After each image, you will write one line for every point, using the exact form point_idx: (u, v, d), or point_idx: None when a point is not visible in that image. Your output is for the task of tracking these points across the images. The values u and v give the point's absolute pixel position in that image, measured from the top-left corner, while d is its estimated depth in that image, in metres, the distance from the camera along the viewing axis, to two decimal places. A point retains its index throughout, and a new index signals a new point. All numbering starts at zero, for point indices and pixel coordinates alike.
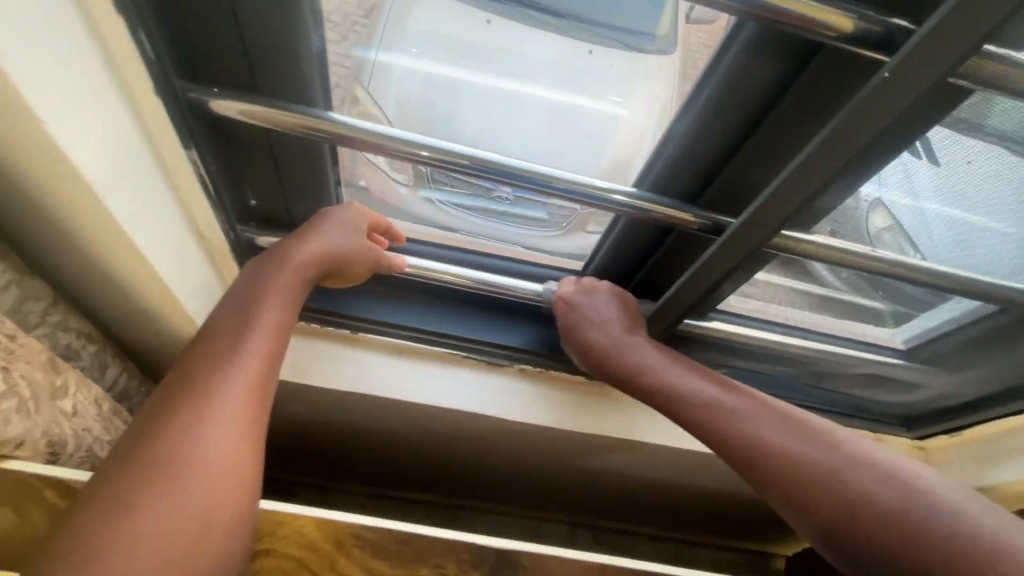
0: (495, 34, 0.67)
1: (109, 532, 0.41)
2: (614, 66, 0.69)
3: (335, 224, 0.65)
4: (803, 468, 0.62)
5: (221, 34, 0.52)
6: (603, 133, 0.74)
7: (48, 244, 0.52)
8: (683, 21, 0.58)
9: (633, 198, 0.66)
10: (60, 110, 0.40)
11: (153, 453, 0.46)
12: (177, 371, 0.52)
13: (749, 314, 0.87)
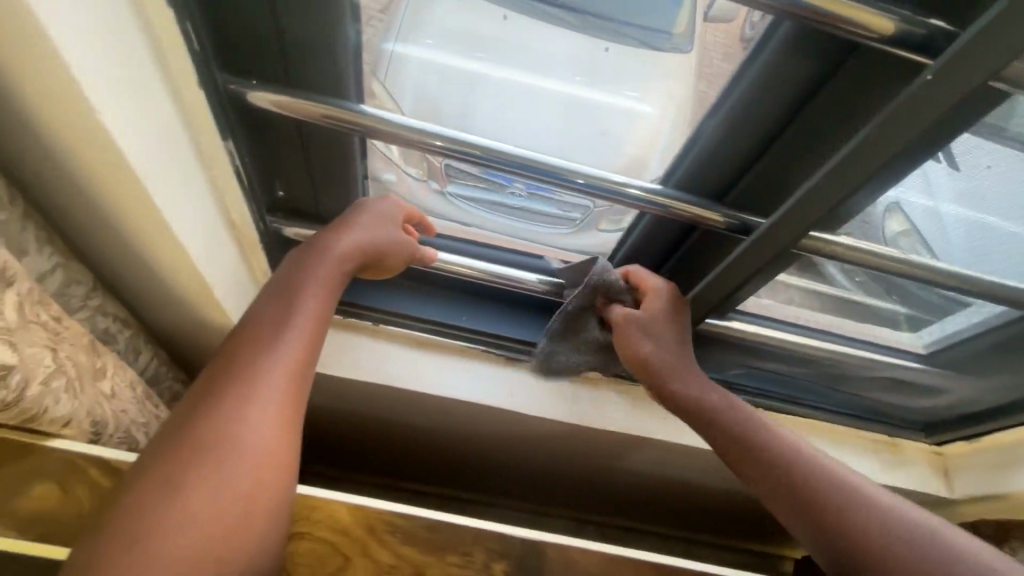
0: (511, 29, 0.66)
1: (156, 516, 0.43)
2: (630, 65, 0.68)
3: (371, 218, 0.66)
4: (818, 482, 0.61)
5: (262, 27, 0.53)
6: (620, 130, 0.73)
7: (92, 230, 0.53)
8: (700, 20, 0.56)
9: (648, 193, 0.66)
10: (113, 100, 0.41)
11: (197, 440, 0.47)
12: (218, 360, 0.53)
13: (770, 315, 0.87)
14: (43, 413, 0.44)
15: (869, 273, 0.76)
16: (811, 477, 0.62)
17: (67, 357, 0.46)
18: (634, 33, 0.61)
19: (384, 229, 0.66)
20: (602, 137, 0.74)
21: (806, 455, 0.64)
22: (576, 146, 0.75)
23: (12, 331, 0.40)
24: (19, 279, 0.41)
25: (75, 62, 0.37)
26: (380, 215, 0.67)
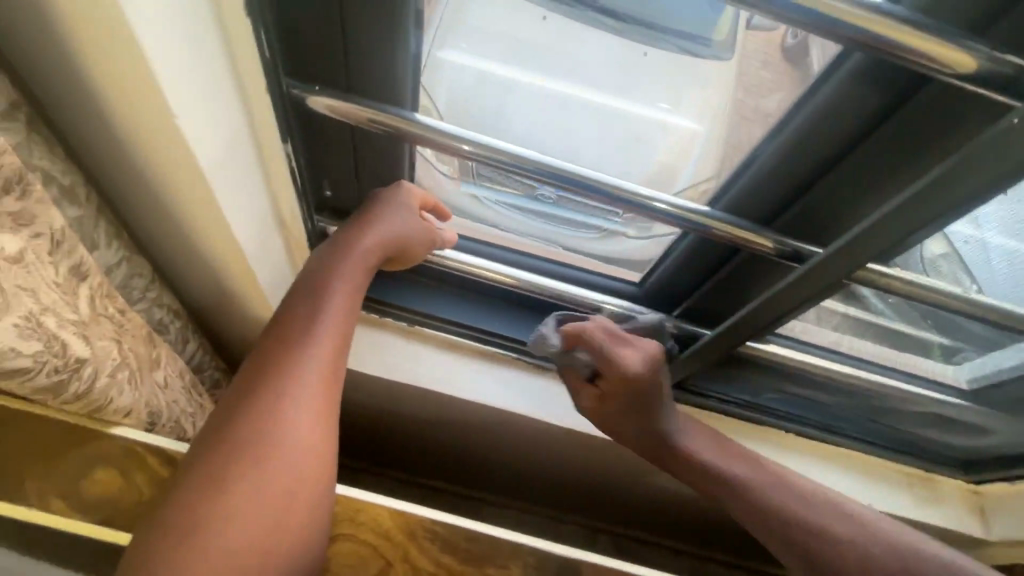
0: (550, 30, 0.69)
1: (201, 517, 0.44)
2: (666, 70, 0.72)
3: (393, 209, 0.64)
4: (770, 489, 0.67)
5: (328, 34, 0.53)
6: (652, 138, 0.79)
7: (157, 225, 0.55)
8: (743, 28, 0.61)
9: (676, 207, 0.66)
10: (193, 112, 0.42)
11: (237, 440, 0.47)
12: (251, 360, 0.53)
13: (809, 340, 0.86)
14: (108, 403, 0.45)
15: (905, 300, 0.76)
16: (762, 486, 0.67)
17: (130, 349, 0.47)
18: (675, 40, 0.65)
19: (405, 218, 0.64)
20: (636, 142, 0.80)
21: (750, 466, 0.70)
22: (612, 150, 0.80)
23: (86, 325, 0.40)
24: (93, 273, 0.42)
25: (160, 67, 0.37)
26: (396, 202, 0.64)
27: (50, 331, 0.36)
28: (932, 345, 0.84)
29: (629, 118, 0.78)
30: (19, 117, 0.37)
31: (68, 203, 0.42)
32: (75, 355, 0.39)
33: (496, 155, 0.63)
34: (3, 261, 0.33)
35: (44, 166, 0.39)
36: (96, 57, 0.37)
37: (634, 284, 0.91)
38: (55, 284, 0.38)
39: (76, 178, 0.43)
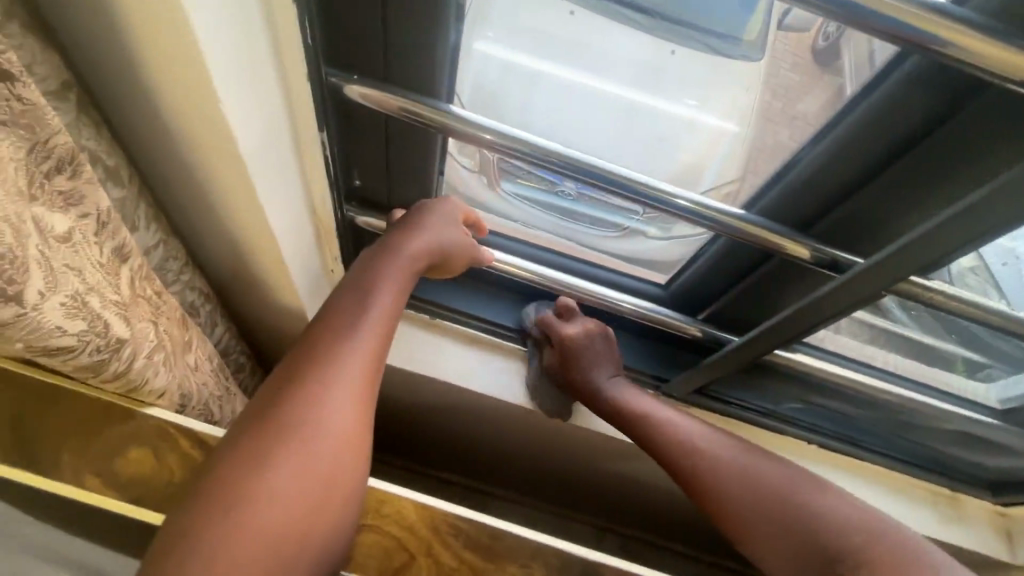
0: (578, 24, 0.68)
1: (243, 493, 0.45)
2: (693, 69, 0.71)
3: (439, 221, 0.69)
4: (731, 465, 0.71)
5: (369, 24, 0.53)
6: (675, 137, 0.77)
7: (193, 208, 0.55)
8: (774, 30, 0.60)
9: (696, 204, 0.65)
10: (237, 99, 0.42)
11: (280, 422, 0.48)
12: (297, 347, 0.54)
13: (837, 350, 0.84)
14: (144, 383, 0.46)
15: (932, 315, 0.75)
16: (725, 464, 0.72)
17: (165, 330, 0.48)
18: (705, 37, 0.63)
19: (448, 229, 0.69)
20: (660, 142, 0.78)
21: (718, 446, 0.74)
22: (636, 149, 0.78)
23: (126, 305, 0.40)
24: (133, 255, 0.42)
25: (210, 50, 0.37)
26: (444, 214, 0.70)
27: (94, 311, 0.36)
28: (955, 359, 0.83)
29: (653, 118, 0.76)
30: (70, 97, 0.37)
31: (111, 184, 0.43)
32: (116, 335, 0.39)
33: (531, 152, 0.63)
34: (53, 240, 0.33)
35: (91, 147, 0.40)
36: (147, 39, 0.37)
37: (659, 285, 0.91)
38: (99, 264, 0.38)
39: (119, 160, 0.43)
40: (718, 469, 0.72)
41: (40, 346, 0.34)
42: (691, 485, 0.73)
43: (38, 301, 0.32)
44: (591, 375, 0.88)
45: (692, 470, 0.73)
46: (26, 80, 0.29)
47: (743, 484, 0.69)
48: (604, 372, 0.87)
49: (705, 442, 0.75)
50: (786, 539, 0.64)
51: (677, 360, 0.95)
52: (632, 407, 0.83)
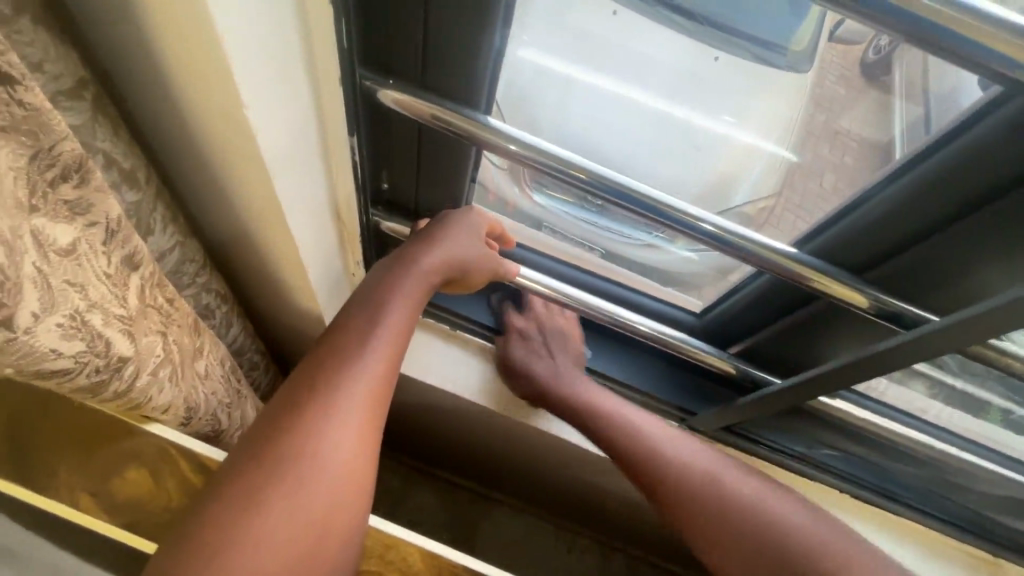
0: (622, 25, 0.63)
1: (238, 524, 0.43)
2: (734, 77, 0.66)
3: (462, 232, 0.66)
4: (696, 472, 0.70)
5: (409, 26, 0.49)
6: (709, 151, 0.74)
7: (213, 209, 0.53)
8: (825, 39, 0.58)
9: (722, 229, 0.61)
10: (262, 105, 0.39)
11: (281, 451, 0.46)
12: (305, 364, 0.52)
13: (882, 398, 0.78)
14: (147, 399, 0.44)
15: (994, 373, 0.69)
16: (690, 469, 0.70)
17: (176, 341, 0.45)
18: (750, 46, 0.61)
19: (472, 241, 0.66)
20: (695, 153, 0.74)
21: (680, 450, 0.73)
22: (674, 162, 0.75)
23: (133, 320, 0.38)
24: (144, 262, 0.39)
25: (233, 45, 0.33)
26: (467, 224, 0.67)
27: (94, 330, 0.34)
28: (1003, 413, 0.75)
29: (689, 128, 0.72)
30: (86, 96, 0.34)
31: (126, 187, 0.40)
32: (117, 353, 0.37)
33: (568, 172, 0.60)
34: (55, 253, 0.31)
35: (106, 148, 0.37)
36: (169, 35, 0.34)
37: (692, 312, 0.86)
38: (106, 276, 0.35)
39: (137, 161, 0.41)
40: (683, 473, 0.70)
41: (33, 369, 0.32)
42: (656, 490, 0.71)
43: (31, 324, 0.30)
44: (540, 371, 0.84)
45: (658, 474, 0.71)
46: (29, 83, 0.26)
47: (702, 483, 0.69)
48: (553, 364, 0.84)
49: (673, 445, 0.73)
50: (752, 550, 0.64)
51: (706, 392, 0.89)
52: (598, 404, 0.80)
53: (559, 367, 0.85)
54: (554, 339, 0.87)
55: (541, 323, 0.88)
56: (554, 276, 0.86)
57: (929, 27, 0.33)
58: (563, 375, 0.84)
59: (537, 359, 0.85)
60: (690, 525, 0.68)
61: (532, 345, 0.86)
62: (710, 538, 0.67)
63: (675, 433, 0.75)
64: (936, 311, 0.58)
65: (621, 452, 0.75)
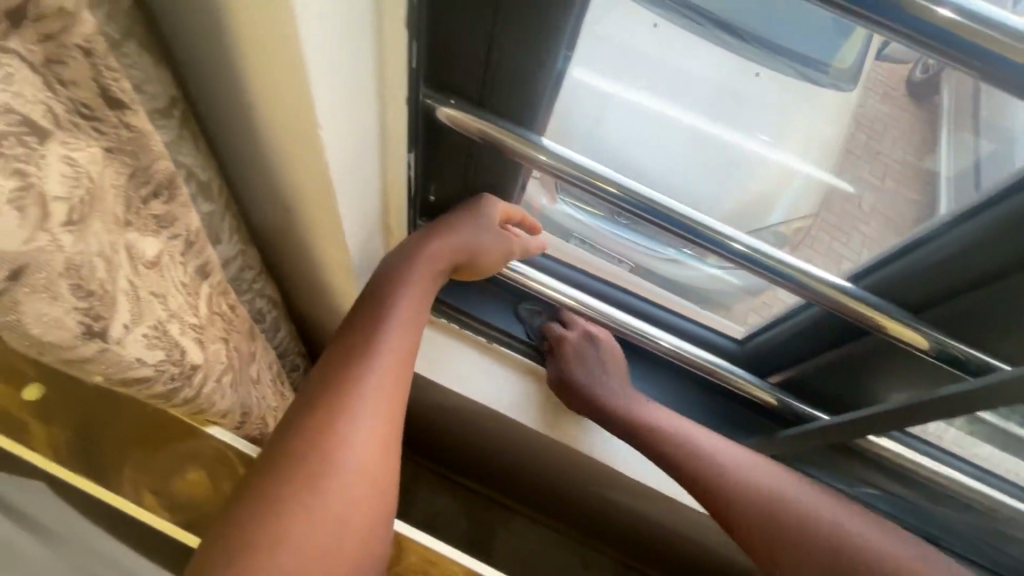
0: (669, 39, 0.57)
1: (277, 515, 0.47)
2: (772, 98, 0.61)
3: (466, 219, 0.66)
4: (773, 500, 0.63)
5: (473, 48, 0.50)
6: (746, 170, 0.70)
7: (273, 219, 0.54)
8: (871, 59, 0.54)
9: (753, 248, 0.60)
10: (333, 127, 0.40)
11: (299, 452, 0.50)
12: (322, 364, 0.56)
13: (929, 439, 0.76)
14: (209, 405, 0.45)
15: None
16: (764, 497, 0.63)
17: (234, 346, 0.46)
18: (792, 61, 0.57)
19: (479, 227, 0.67)
20: (730, 168, 0.70)
21: (751, 475, 0.66)
22: (709, 178, 0.71)
23: (203, 328, 0.39)
24: (214, 271, 0.40)
25: (315, 66, 0.34)
26: (474, 214, 0.67)
27: (172, 339, 0.35)
28: None
29: (721, 146, 0.69)
30: (176, 115, 0.35)
31: (202, 199, 0.42)
32: (190, 362, 0.38)
33: (603, 188, 0.60)
34: (143, 266, 0.32)
35: (187, 162, 0.38)
36: (255, 61, 0.35)
37: (734, 339, 0.84)
38: (182, 286, 0.36)
39: (211, 174, 0.42)
40: (754, 500, 0.63)
41: (119, 377, 0.33)
42: (720, 518, 0.64)
43: (121, 335, 0.31)
44: (597, 389, 0.80)
45: (723, 501, 0.64)
46: (135, 108, 0.27)
47: (774, 513, 0.62)
48: (610, 382, 0.80)
49: (742, 467, 0.67)
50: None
51: (743, 419, 0.87)
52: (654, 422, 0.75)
53: (613, 384, 0.81)
54: (609, 357, 0.83)
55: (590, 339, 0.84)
56: (581, 289, 0.87)
57: (945, 37, 0.32)
58: (616, 391, 0.80)
59: (600, 378, 0.81)
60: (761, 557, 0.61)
61: (586, 362, 0.82)
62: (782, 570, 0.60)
63: (746, 456, 0.69)
64: (1008, 359, 0.55)
65: (682, 476, 0.69)
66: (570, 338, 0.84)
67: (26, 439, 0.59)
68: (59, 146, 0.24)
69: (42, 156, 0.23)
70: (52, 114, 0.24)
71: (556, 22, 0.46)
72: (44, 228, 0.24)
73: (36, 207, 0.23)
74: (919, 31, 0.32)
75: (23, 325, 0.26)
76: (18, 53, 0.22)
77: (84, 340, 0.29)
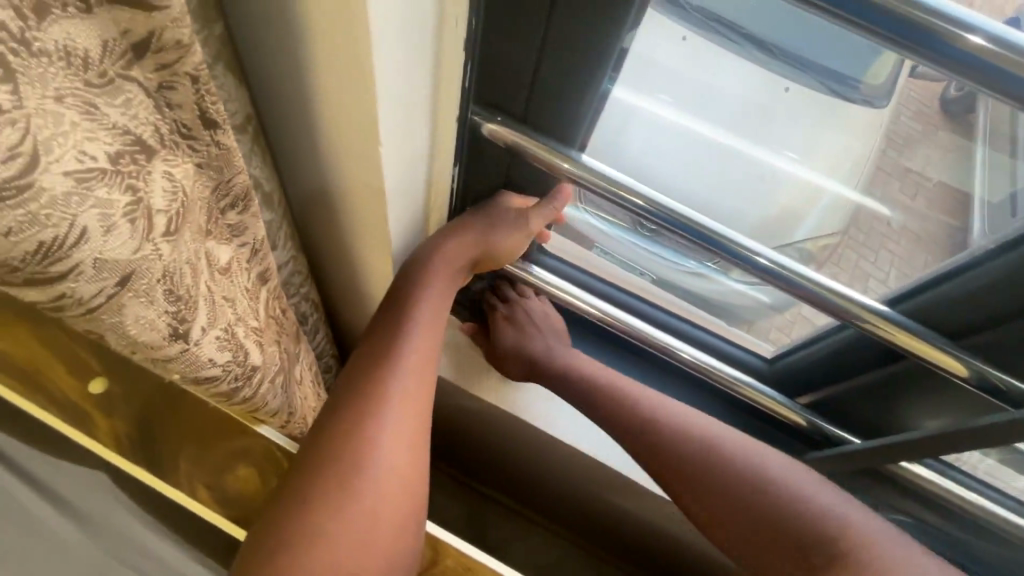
0: (711, 63, 0.57)
1: (316, 512, 0.49)
2: (805, 114, 0.60)
3: (486, 219, 0.66)
4: (732, 475, 0.62)
5: (518, 68, 0.51)
6: (771, 188, 0.69)
7: (321, 229, 0.56)
8: (903, 78, 0.51)
9: (778, 263, 0.60)
10: (390, 143, 0.42)
11: (333, 452, 0.52)
12: (351, 367, 0.58)
13: (963, 468, 0.74)
14: (263, 404, 0.47)
15: None
16: (725, 474, 0.63)
17: (284, 347, 0.49)
18: (824, 79, 0.55)
19: (499, 224, 0.66)
20: (757, 182, 0.70)
21: (709, 450, 0.65)
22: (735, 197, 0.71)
23: (262, 332, 0.41)
24: (272, 277, 0.43)
25: (380, 86, 0.36)
26: (497, 215, 0.66)
27: (238, 341, 0.37)
28: None
29: (745, 159, 0.68)
30: (249, 131, 0.38)
31: (265, 208, 0.44)
32: (251, 363, 0.40)
33: (635, 201, 0.61)
34: (218, 272, 0.34)
35: (256, 174, 0.41)
36: (326, 81, 0.38)
37: (763, 358, 0.84)
38: (246, 290, 0.38)
39: (274, 185, 0.45)
40: (717, 479, 0.63)
41: (191, 376, 0.36)
42: (688, 503, 0.64)
43: (199, 337, 0.33)
44: (538, 347, 0.82)
45: (691, 489, 0.64)
46: (226, 127, 0.30)
47: (738, 489, 0.61)
48: (548, 342, 0.83)
49: (697, 445, 0.65)
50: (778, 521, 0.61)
51: (769, 440, 0.87)
52: (616, 397, 0.73)
53: (566, 352, 0.82)
54: (546, 319, 0.86)
55: (525, 306, 0.86)
56: (597, 295, 0.87)
57: (985, 64, 0.32)
58: (558, 349, 0.83)
59: (523, 337, 0.83)
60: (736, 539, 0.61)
61: (528, 330, 0.84)
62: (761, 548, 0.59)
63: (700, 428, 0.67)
64: None
65: (650, 460, 0.68)
66: (504, 308, 0.86)
67: (90, 430, 0.64)
68: (162, 162, 0.27)
69: (149, 172, 0.26)
70: (159, 134, 0.26)
71: (602, 45, 0.47)
72: (149, 239, 0.26)
73: (144, 220, 0.26)
74: (955, 60, 0.32)
75: (122, 326, 0.28)
76: (138, 81, 0.25)
77: (170, 341, 0.31)
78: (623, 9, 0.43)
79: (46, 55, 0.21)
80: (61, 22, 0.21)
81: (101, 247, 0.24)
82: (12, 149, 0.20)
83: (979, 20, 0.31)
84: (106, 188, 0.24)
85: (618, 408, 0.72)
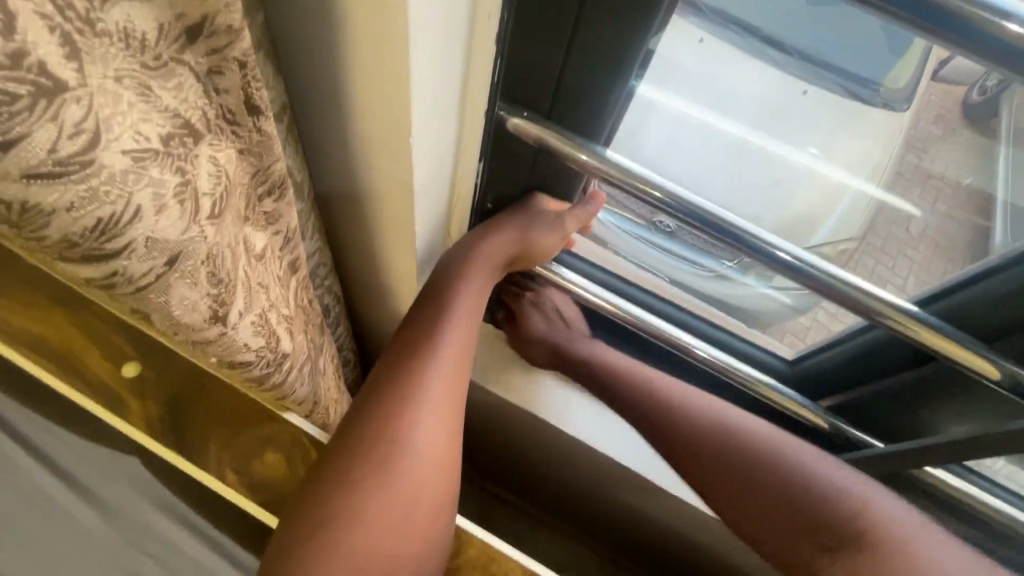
0: (737, 63, 0.56)
1: (353, 498, 0.50)
2: (830, 114, 0.59)
3: (524, 218, 0.66)
4: (772, 475, 0.63)
5: (543, 68, 0.51)
6: (793, 185, 0.68)
7: (345, 221, 0.56)
8: (928, 79, 0.52)
9: (798, 259, 0.59)
10: (420, 139, 0.43)
11: (369, 441, 0.52)
12: (387, 356, 0.58)
13: (987, 475, 0.73)
14: (289, 392, 0.48)
15: None
16: (769, 478, 0.63)
17: (311, 336, 0.49)
18: (845, 80, 0.55)
19: (536, 222, 0.67)
20: (773, 187, 0.68)
21: (748, 452, 0.65)
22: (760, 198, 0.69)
23: (292, 320, 0.42)
24: (302, 268, 0.43)
25: (414, 87, 0.37)
26: (532, 214, 0.67)
27: (271, 328, 0.38)
28: None
29: (769, 159, 0.66)
30: (284, 120, 0.39)
31: (296, 198, 0.45)
32: (281, 351, 0.40)
33: (656, 197, 0.61)
34: (254, 258, 0.34)
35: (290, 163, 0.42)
36: (361, 74, 0.38)
37: (783, 359, 0.82)
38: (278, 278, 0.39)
39: (305, 176, 0.45)
40: (759, 481, 0.64)
41: (226, 360, 0.36)
42: (731, 519, 0.65)
43: (235, 322, 0.33)
44: (563, 337, 0.82)
45: (735, 505, 0.65)
46: (267, 114, 0.31)
47: (781, 488, 0.62)
48: (570, 330, 0.83)
49: (739, 449, 0.66)
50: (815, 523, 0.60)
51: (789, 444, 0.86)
52: (666, 412, 0.70)
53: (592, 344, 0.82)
54: (565, 308, 0.86)
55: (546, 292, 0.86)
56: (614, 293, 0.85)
57: (1014, 50, 0.31)
58: (577, 337, 0.83)
59: (549, 327, 0.83)
60: (777, 543, 0.61)
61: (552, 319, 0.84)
62: (803, 548, 0.59)
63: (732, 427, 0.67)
64: None
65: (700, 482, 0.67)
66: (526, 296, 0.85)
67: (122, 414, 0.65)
68: (208, 148, 0.28)
69: (196, 155, 0.27)
70: (206, 118, 0.27)
71: (630, 43, 0.47)
72: (196, 221, 0.27)
73: (191, 201, 0.26)
74: (979, 42, 0.31)
75: (167, 307, 0.28)
76: (189, 64, 0.26)
77: (209, 324, 0.31)
78: (652, 9, 0.43)
79: (108, 35, 0.22)
80: (122, 4, 0.22)
81: (152, 227, 0.25)
82: (78, 125, 0.21)
83: (1008, 3, 0.31)
84: (159, 168, 0.24)
85: (669, 428, 0.69)
